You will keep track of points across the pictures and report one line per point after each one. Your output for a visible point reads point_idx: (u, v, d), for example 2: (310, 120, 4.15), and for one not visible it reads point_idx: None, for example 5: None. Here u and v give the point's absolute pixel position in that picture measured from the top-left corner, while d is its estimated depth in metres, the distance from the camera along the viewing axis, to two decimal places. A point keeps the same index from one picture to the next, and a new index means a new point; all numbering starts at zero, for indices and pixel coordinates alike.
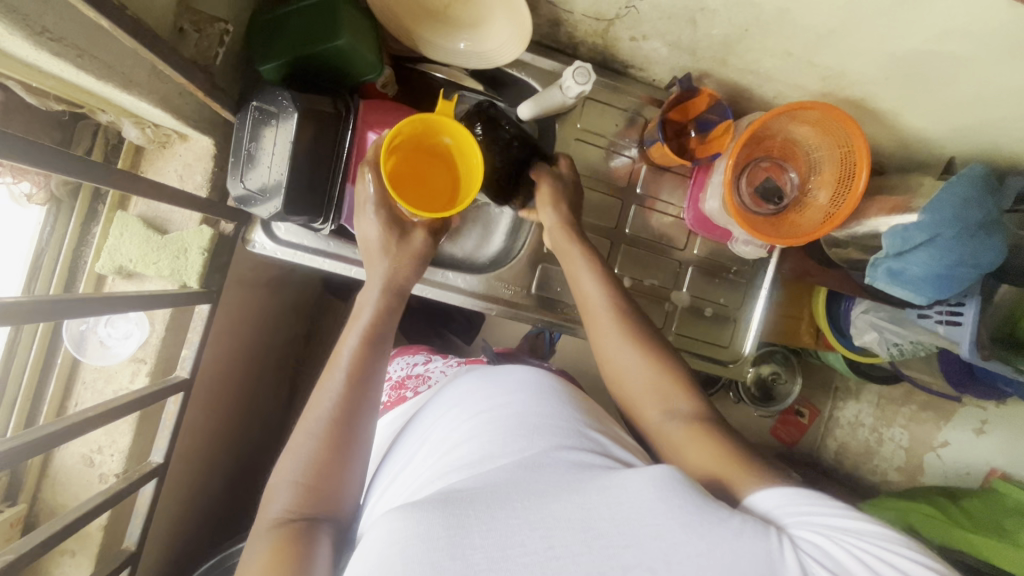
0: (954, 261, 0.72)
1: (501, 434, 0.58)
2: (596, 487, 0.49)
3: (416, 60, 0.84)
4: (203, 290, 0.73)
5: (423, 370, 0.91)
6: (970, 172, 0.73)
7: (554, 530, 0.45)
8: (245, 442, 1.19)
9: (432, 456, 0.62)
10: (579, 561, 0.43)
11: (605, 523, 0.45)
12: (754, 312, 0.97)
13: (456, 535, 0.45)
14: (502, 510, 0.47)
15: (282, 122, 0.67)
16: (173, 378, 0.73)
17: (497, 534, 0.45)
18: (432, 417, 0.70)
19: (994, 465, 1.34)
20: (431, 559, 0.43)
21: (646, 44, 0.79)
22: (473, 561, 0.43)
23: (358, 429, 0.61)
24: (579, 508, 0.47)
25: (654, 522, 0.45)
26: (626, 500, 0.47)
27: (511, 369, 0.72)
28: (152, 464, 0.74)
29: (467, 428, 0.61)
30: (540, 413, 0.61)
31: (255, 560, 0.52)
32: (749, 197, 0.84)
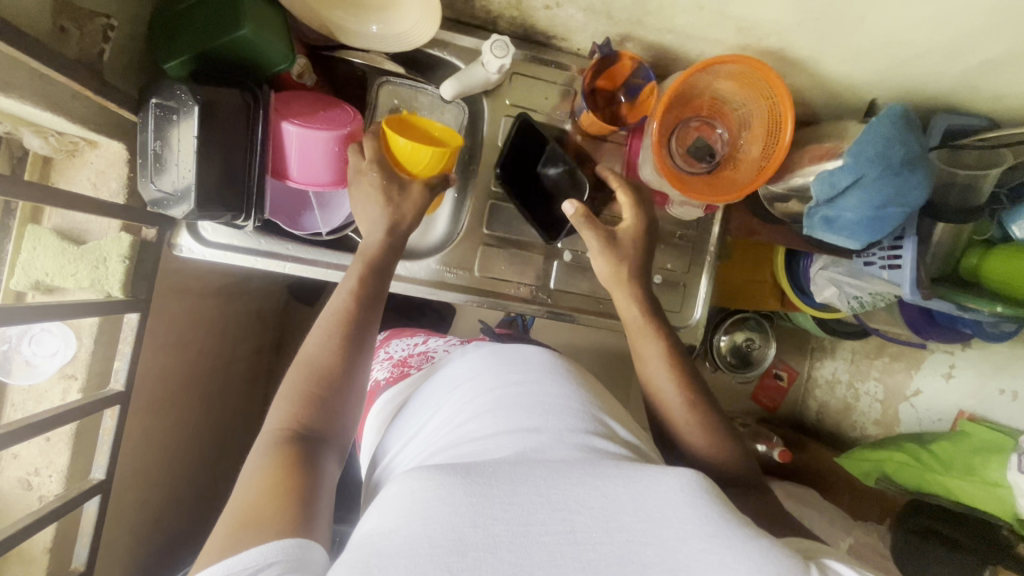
0: (881, 202, 0.72)
1: (517, 412, 0.59)
2: (621, 478, 0.49)
3: (332, 48, 0.82)
4: (128, 298, 0.71)
5: (424, 348, 0.91)
6: (889, 109, 0.73)
7: (576, 513, 0.46)
8: (213, 455, 1.17)
9: (447, 432, 0.62)
10: (599, 548, 0.44)
11: (628, 518, 0.46)
12: (703, 277, 0.97)
13: (478, 504, 0.45)
14: (524, 485, 0.47)
15: (183, 117, 0.64)
16: (107, 391, 0.72)
17: (517, 509, 0.46)
18: (437, 396, 0.70)
19: (963, 407, 1.35)
20: (455, 525, 0.44)
21: (561, 12, 0.79)
22: (495, 531, 0.44)
23: (353, 366, 0.63)
24: (602, 496, 0.47)
25: (678, 525, 0.45)
26: (652, 498, 0.47)
27: (521, 347, 0.71)
28: (94, 481, 0.72)
29: (477, 403, 0.62)
30: (557, 395, 0.61)
31: (256, 474, 0.52)
32: (682, 158, 0.85)
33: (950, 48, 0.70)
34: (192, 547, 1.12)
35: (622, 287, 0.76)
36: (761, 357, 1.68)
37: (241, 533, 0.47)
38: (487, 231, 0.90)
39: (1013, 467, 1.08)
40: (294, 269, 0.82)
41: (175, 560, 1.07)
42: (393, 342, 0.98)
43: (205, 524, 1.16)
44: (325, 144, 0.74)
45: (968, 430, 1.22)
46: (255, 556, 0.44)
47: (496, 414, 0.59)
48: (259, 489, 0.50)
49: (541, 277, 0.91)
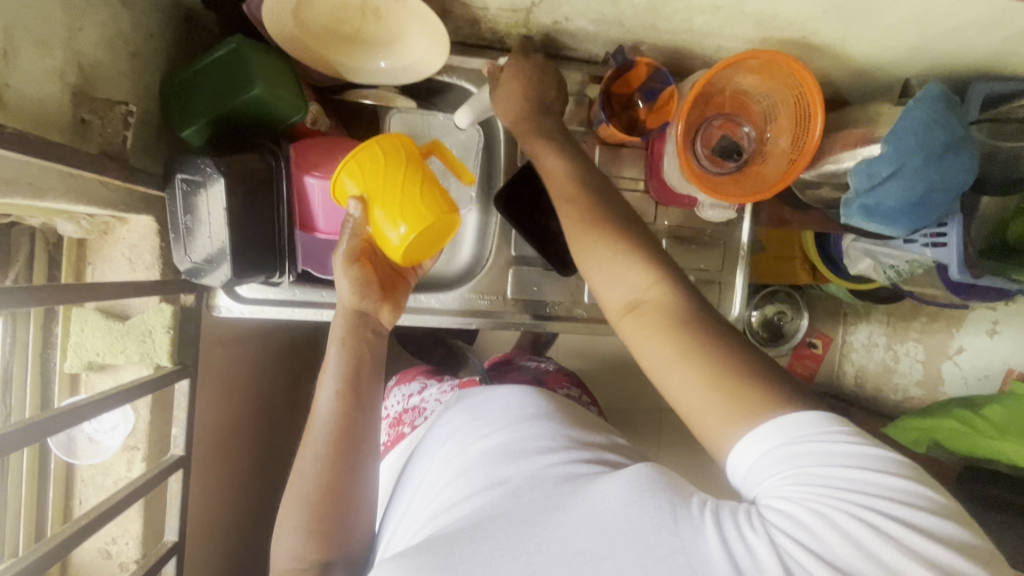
0: (926, 187, 0.70)
1: (480, 456, 0.57)
2: (575, 504, 0.47)
3: (341, 88, 0.81)
4: (177, 366, 0.72)
5: (417, 402, 0.90)
6: (926, 92, 0.69)
7: (534, 556, 0.45)
8: (265, 489, 1.20)
9: (429, 494, 0.60)
10: None
11: (583, 540, 0.45)
12: (738, 273, 0.95)
13: (441, 575, 0.45)
14: (483, 543, 0.46)
15: (209, 189, 0.64)
16: (169, 458, 0.74)
17: (480, 568, 0.45)
18: (427, 451, 0.67)
19: (1012, 363, 1.36)
20: None
21: (571, 25, 0.76)
22: None
23: (353, 464, 0.64)
24: (559, 530, 0.46)
25: (630, 528, 0.44)
26: (603, 510, 0.46)
27: (497, 392, 0.65)
28: (169, 543, 0.74)
29: (457, 459, 0.59)
30: (522, 425, 0.59)
31: None
32: (709, 158, 0.82)
33: (988, 20, 0.67)
34: None
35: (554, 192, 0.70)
36: (794, 330, 1.67)
37: None
38: (517, 252, 0.89)
39: None
40: (333, 315, 0.82)
41: None
42: (392, 394, 0.99)
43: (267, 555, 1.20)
44: None
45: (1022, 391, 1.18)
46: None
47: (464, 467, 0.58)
48: None
49: (573, 293, 0.90)
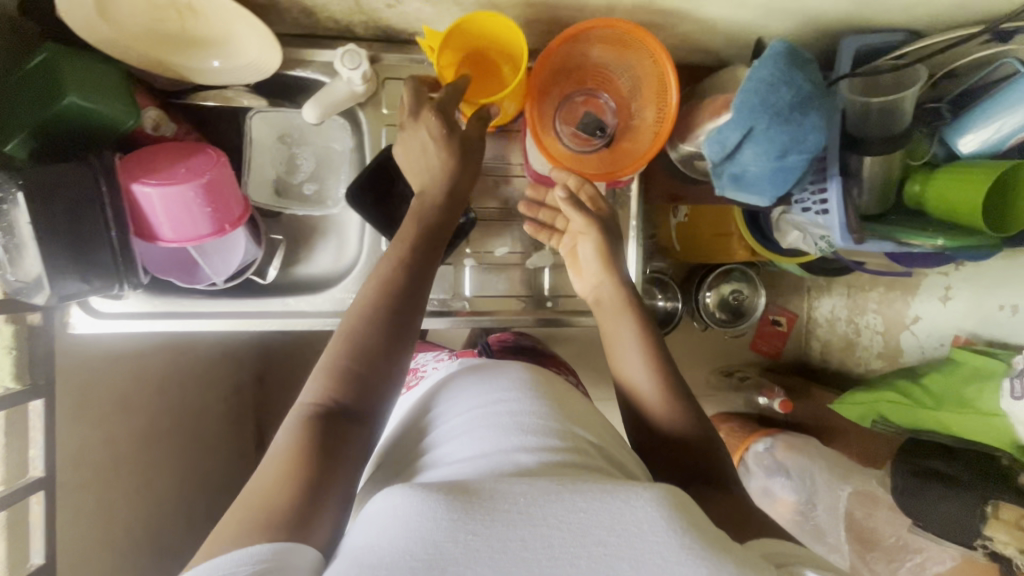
0: (777, 154, 0.66)
1: (496, 436, 0.57)
2: (601, 493, 0.44)
3: (186, 92, 0.79)
4: (25, 387, 0.71)
5: (414, 366, 0.95)
6: (772, 49, 0.65)
7: (554, 530, 0.42)
8: None
9: (435, 459, 0.60)
10: (577, 566, 0.40)
11: (602, 532, 0.42)
12: (630, 254, 0.91)
13: (460, 519, 0.42)
14: (504, 501, 0.44)
15: (13, 207, 0.63)
16: (27, 480, 0.72)
17: (498, 525, 0.42)
18: (431, 422, 0.67)
19: (961, 330, 1.30)
20: (432, 538, 0.41)
21: (406, 7, 0.73)
22: (474, 545, 0.41)
23: (390, 370, 0.60)
24: (577, 512, 0.43)
25: (657, 538, 0.41)
26: (628, 513, 0.43)
27: (504, 366, 0.70)
28: (35, 567, 0.73)
29: (467, 432, 0.59)
30: (534, 416, 0.59)
31: (271, 465, 0.52)
32: (573, 138, 0.79)
33: None
34: None
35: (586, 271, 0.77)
36: (753, 307, 1.57)
37: (247, 529, 0.46)
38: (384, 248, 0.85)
39: (1007, 394, 1.01)
40: (194, 324, 0.81)
41: None
42: None
43: None
44: (186, 200, 0.71)
45: (961, 359, 1.14)
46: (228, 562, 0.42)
47: (480, 441, 0.57)
48: (274, 473, 0.51)
49: (453, 286, 0.89)
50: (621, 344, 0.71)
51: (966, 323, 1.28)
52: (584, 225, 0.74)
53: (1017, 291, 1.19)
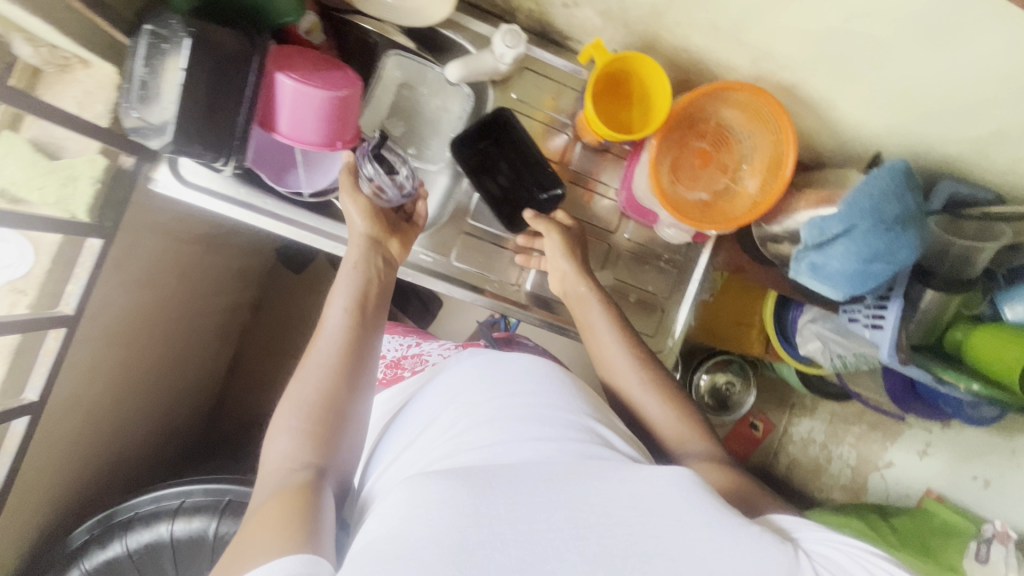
0: (868, 257, 0.70)
1: (512, 425, 0.63)
2: (618, 479, 0.53)
3: (347, 11, 0.83)
4: (92, 223, 0.70)
5: (418, 351, 0.94)
6: (890, 165, 0.72)
7: (578, 511, 0.49)
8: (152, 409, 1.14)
9: (439, 438, 0.66)
10: (603, 541, 0.48)
11: (628, 511, 0.50)
12: (682, 305, 0.95)
13: (481, 506, 0.48)
14: (525, 487, 0.51)
15: (173, 47, 0.63)
16: (55, 313, 0.70)
17: (521, 508, 0.49)
18: (420, 423, 0.73)
19: (932, 486, 1.34)
20: (458, 525, 0.47)
21: (578, 12, 0.77)
22: (500, 530, 0.47)
23: (355, 385, 0.70)
24: (601, 494, 0.51)
25: (676, 517, 0.50)
26: (649, 494, 0.52)
27: (515, 356, 0.75)
28: (26, 400, 0.71)
29: (473, 422, 0.64)
30: (548, 406, 0.66)
31: (266, 510, 0.57)
32: (680, 181, 0.83)
33: (961, 112, 0.68)
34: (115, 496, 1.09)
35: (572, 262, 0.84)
36: (740, 404, 1.60)
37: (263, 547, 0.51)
38: (471, 220, 0.90)
39: (972, 555, 1.08)
40: (268, 224, 0.82)
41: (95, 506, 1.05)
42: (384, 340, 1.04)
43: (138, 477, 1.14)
44: (315, 103, 0.72)
45: (935, 510, 1.19)
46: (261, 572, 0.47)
47: (493, 427, 0.63)
48: (271, 510, 0.56)
49: (518, 278, 0.92)
50: (602, 342, 0.81)
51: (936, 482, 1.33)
52: (546, 227, 0.84)
53: (992, 468, 1.24)
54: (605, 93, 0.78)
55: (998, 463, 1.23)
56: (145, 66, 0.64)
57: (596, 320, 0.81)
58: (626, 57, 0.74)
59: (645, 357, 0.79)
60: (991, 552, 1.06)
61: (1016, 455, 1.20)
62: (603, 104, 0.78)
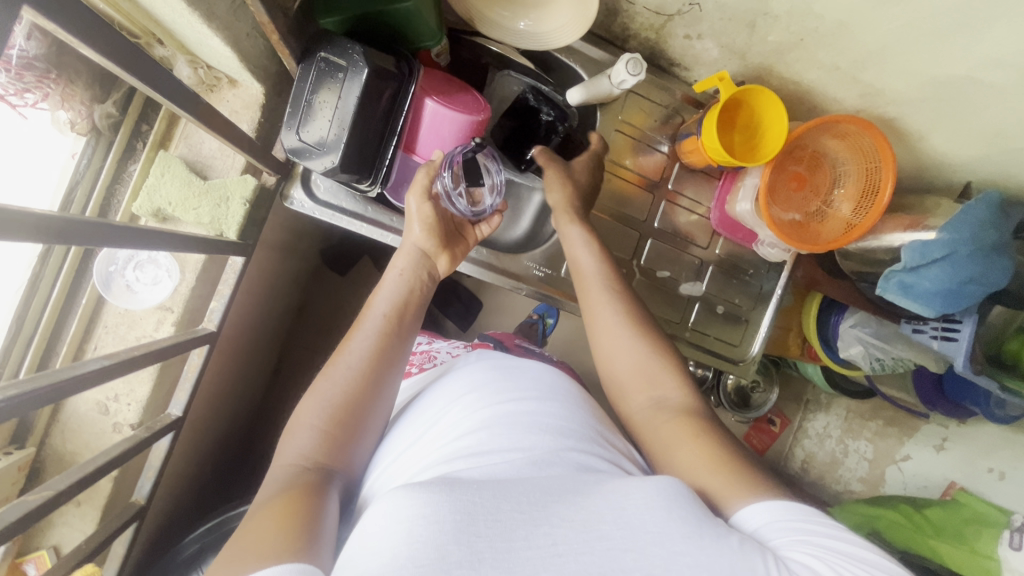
0: (965, 278, 0.77)
1: (510, 432, 0.59)
2: (601, 494, 0.49)
3: (472, 33, 0.85)
4: (240, 242, 0.71)
5: (428, 348, 0.93)
6: (985, 197, 0.78)
7: (558, 528, 0.45)
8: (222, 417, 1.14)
9: (440, 440, 0.61)
10: (582, 561, 0.43)
11: (608, 527, 0.45)
12: (765, 315, 1.01)
13: (463, 522, 0.44)
14: (508, 502, 0.47)
15: (350, 77, 0.65)
16: (200, 330, 0.71)
17: (503, 526, 0.44)
18: (400, 438, 0.67)
19: (953, 478, 1.39)
20: (439, 541, 0.42)
21: (698, 44, 0.81)
22: (479, 549, 0.42)
23: (384, 380, 0.65)
24: (583, 510, 0.47)
25: (656, 529, 0.45)
26: (630, 506, 0.47)
27: (526, 366, 0.73)
28: (172, 417, 0.71)
29: (452, 438, 0.60)
30: (551, 416, 0.62)
31: (267, 507, 0.52)
32: (779, 202, 0.88)
33: None
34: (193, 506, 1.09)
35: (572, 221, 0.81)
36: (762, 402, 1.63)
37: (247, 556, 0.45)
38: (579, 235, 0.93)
39: (1007, 544, 1.14)
40: (396, 242, 0.82)
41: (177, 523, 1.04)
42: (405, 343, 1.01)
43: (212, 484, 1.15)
44: (457, 126, 0.74)
45: (964, 501, 1.28)
46: None
47: (492, 433, 0.59)
48: (267, 515, 0.51)
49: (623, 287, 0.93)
50: (598, 301, 0.76)
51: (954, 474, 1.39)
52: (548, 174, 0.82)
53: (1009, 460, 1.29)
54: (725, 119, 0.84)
55: (1015, 456, 1.29)
56: (313, 90, 0.66)
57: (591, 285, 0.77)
58: (746, 89, 0.81)
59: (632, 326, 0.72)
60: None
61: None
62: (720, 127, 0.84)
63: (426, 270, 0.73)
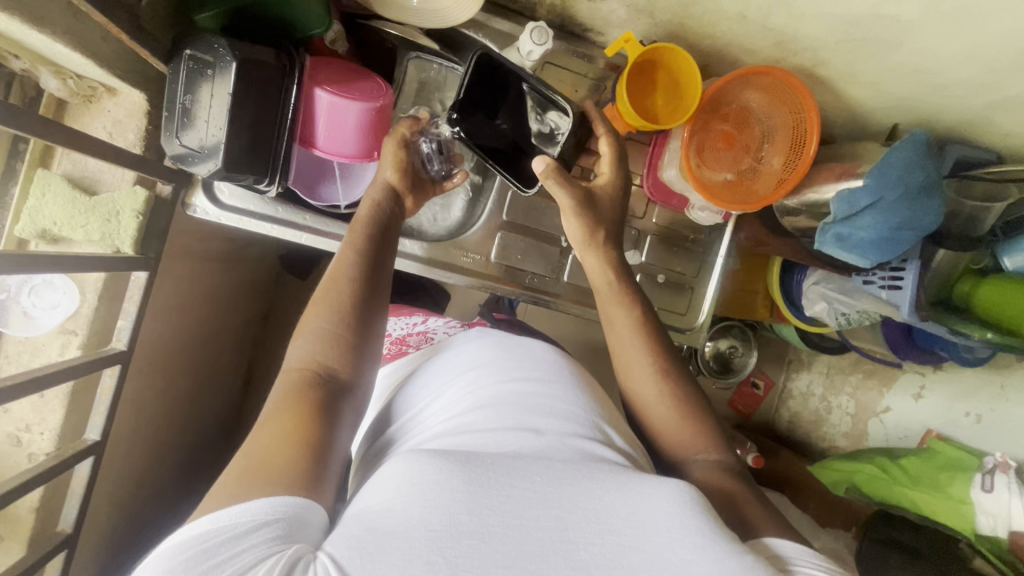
0: (896, 224, 0.75)
1: (518, 407, 0.53)
2: (614, 480, 0.45)
3: (368, 17, 0.81)
4: (139, 256, 0.68)
5: (424, 328, 0.89)
6: (912, 137, 0.76)
7: (569, 512, 0.42)
8: (178, 433, 1.12)
9: (445, 411, 0.57)
10: (591, 549, 0.41)
11: (619, 522, 0.42)
12: (709, 281, 1.00)
13: (476, 492, 0.41)
14: (521, 478, 0.43)
15: (219, 72, 0.63)
16: (108, 351, 0.69)
17: (513, 501, 0.42)
18: (410, 397, 0.64)
19: (931, 426, 1.27)
20: (449, 510, 0.40)
21: (604, 5, 0.78)
22: (489, 522, 0.40)
23: (374, 315, 0.61)
24: (595, 497, 0.43)
25: (669, 534, 0.42)
26: (644, 504, 0.43)
27: (526, 342, 0.64)
28: (88, 441, 0.70)
29: (468, 399, 0.56)
30: (556, 398, 0.55)
31: (266, 426, 0.50)
32: (709, 163, 0.84)
33: (975, 84, 0.72)
34: (154, 526, 1.09)
35: (591, 248, 0.74)
36: (743, 366, 1.56)
37: (250, 480, 0.44)
38: (507, 218, 0.89)
39: (978, 486, 1.07)
40: (310, 241, 0.79)
41: (133, 545, 1.03)
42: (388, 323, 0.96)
43: (170, 500, 1.13)
44: (355, 116, 0.71)
45: (937, 448, 1.17)
46: (264, 509, 0.42)
47: (497, 408, 0.54)
48: (276, 433, 0.49)
49: (555, 267, 0.91)
50: (620, 326, 0.70)
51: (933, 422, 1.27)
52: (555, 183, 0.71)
53: (984, 402, 1.18)
54: (639, 82, 0.81)
55: (990, 397, 1.17)
56: (186, 91, 0.64)
57: (615, 314, 0.71)
58: (656, 48, 0.77)
59: (667, 367, 0.67)
60: (996, 481, 1.06)
61: (1005, 390, 1.15)
62: (635, 90, 0.81)
63: (394, 206, 0.71)
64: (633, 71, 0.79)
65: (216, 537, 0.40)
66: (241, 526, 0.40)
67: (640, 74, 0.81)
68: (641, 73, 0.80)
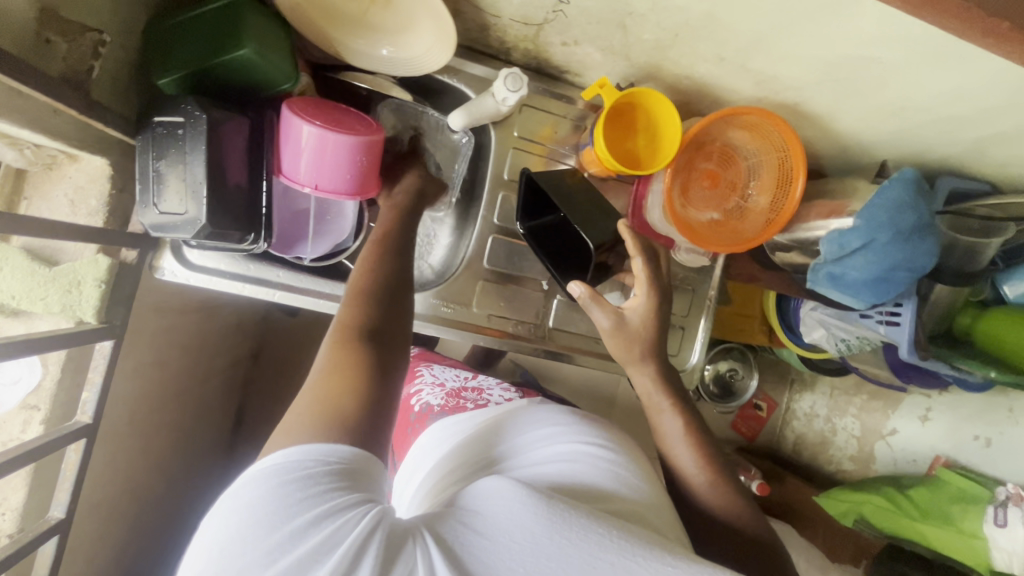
0: (890, 265, 0.72)
1: (592, 459, 0.54)
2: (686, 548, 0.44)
3: (337, 67, 0.79)
4: (102, 325, 0.66)
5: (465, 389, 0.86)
6: (902, 175, 0.73)
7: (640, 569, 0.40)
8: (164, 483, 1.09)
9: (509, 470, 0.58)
10: None
11: None
12: (701, 320, 0.97)
13: (557, 516, 0.42)
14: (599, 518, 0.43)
15: (186, 132, 0.61)
16: (73, 425, 0.66)
17: (588, 533, 0.41)
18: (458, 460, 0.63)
19: (939, 451, 1.20)
20: (533, 530, 0.40)
21: (579, 49, 0.77)
22: (568, 549, 0.40)
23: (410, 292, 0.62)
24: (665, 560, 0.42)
25: None
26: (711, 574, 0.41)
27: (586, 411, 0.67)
28: (52, 520, 0.66)
29: (539, 455, 0.57)
30: (623, 456, 0.57)
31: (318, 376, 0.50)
32: (693, 204, 0.82)
33: (961, 120, 0.70)
34: None
35: (634, 364, 0.73)
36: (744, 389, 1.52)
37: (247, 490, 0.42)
38: (489, 266, 0.86)
39: (990, 520, 1.00)
40: (284, 298, 0.76)
41: None
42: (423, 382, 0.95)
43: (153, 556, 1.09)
44: (337, 151, 0.66)
45: (946, 477, 1.11)
46: (335, 456, 0.42)
47: (574, 459, 0.55)
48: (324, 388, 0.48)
49: (540, 313, 0.88)
50: (672, 438, 0.70)
51: (941, 445, 1.21)
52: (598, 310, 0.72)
53: (990, 425, 1.12)
54: (617, 123, 0.79)
55: (997, 420, 1.11)
56: (156, 156, 0.62)
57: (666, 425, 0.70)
58: (636, 91, 0.76)
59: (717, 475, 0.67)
60: (1008, 515, 0.98)
61: (1013, 412, 1.09)
62: (614, 134, 0.79)
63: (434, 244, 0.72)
64: (611, 113, 0.78)
65: (316, 466, 0.41)
66: (322, 467, 0.41)
67: (617, 116, 0.79)
68: (617, 115, 0.78)
